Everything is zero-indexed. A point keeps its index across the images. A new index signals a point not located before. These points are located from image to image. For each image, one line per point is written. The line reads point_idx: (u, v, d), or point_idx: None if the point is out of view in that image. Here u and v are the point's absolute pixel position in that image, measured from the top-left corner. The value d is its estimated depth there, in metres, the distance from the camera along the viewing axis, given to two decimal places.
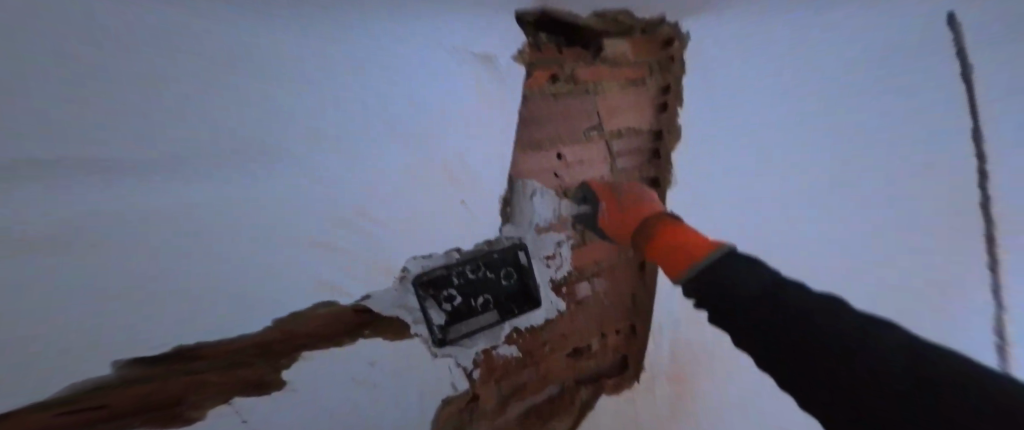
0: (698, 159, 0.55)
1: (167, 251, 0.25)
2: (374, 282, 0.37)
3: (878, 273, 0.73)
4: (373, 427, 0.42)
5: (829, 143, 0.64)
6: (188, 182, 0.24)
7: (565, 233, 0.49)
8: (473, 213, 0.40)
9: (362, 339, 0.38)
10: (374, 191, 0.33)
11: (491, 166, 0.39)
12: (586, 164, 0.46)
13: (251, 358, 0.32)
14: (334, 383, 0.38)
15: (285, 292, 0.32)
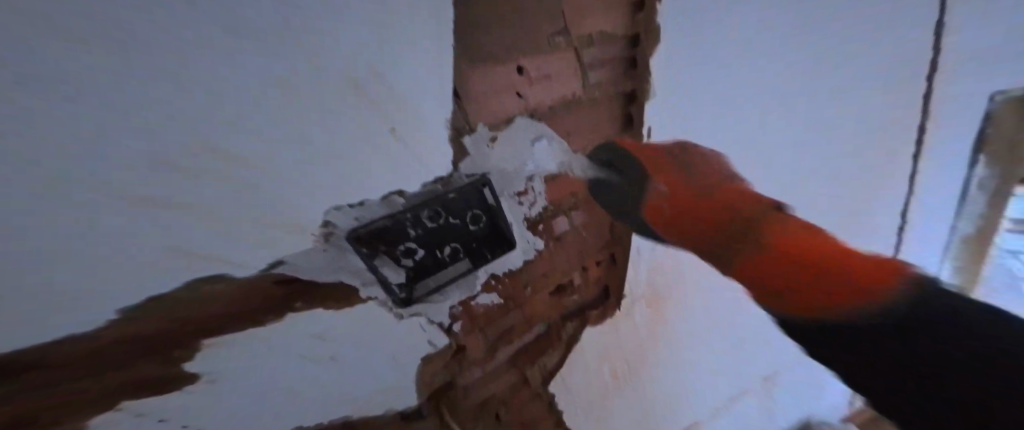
0: (690, 66, 0.52)
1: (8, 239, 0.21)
2: (288, 244, 0.33)
3: (823, 165, 0.79)
4: (335, 390, 0.42)
5: (796, 71, 0.64)
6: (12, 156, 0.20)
7: (537, 164, 0.48)
8: (414, 150, 0.36)
9: (291, 312, 0.35)
10: (263, 135, 0.27)
11: (428, 88, 0.34)
12: (552, 78, 0.45)
13: (133, 360, 0.30)
14: (276, 354, 0.36)
15: (178, 268, 0.28)
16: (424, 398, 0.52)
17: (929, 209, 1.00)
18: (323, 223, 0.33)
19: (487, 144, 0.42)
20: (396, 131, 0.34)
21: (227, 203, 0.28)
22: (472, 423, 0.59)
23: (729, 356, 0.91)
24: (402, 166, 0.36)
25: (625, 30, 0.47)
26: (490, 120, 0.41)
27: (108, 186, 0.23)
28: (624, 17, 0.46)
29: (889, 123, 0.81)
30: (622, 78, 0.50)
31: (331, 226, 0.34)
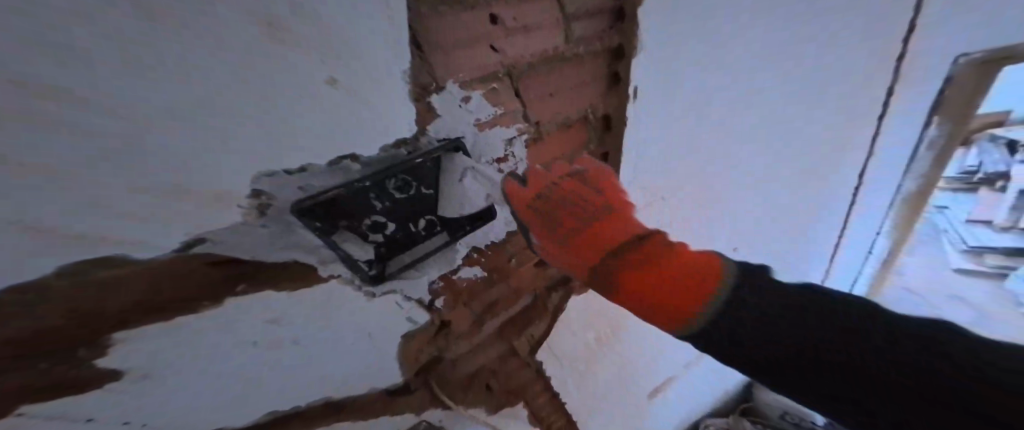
0: (691, 19, 0.47)
1: None
2: (209, 218, 0.26)
3: (793, 139, 0.76)
4: (305, 376, 0.39)
5: (786, 34, 0.58)
6: None
7: (517, 127, 0.45)
8: (367, 107, 0.30)
9: (238, 295, 0.31)
10: (166, 88, 0.21)
11: (380, 35, 0.28)
12: (530, 29, 0.39)
13: (16, 361, 0.23)
14: (230, 343, 0.32)
15: (71, 254, 0.22)
16: (410, 375, 0.50)
17: (880, 168, 0.97)
18: (253, 192, 0.28)
19: (459, 104, 0.38)
20: (339, 82, 0.28)
21: (116, 174, 0.22)
22: (463, 395, 0.58)
23: None
24: (348, 121, 0.30)
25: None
26: (462, 75, 0.36)
27: None
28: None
29: (862, 88, 0.77)
30: (608, 31, 0.45)
31: (266, 196, 0.28)
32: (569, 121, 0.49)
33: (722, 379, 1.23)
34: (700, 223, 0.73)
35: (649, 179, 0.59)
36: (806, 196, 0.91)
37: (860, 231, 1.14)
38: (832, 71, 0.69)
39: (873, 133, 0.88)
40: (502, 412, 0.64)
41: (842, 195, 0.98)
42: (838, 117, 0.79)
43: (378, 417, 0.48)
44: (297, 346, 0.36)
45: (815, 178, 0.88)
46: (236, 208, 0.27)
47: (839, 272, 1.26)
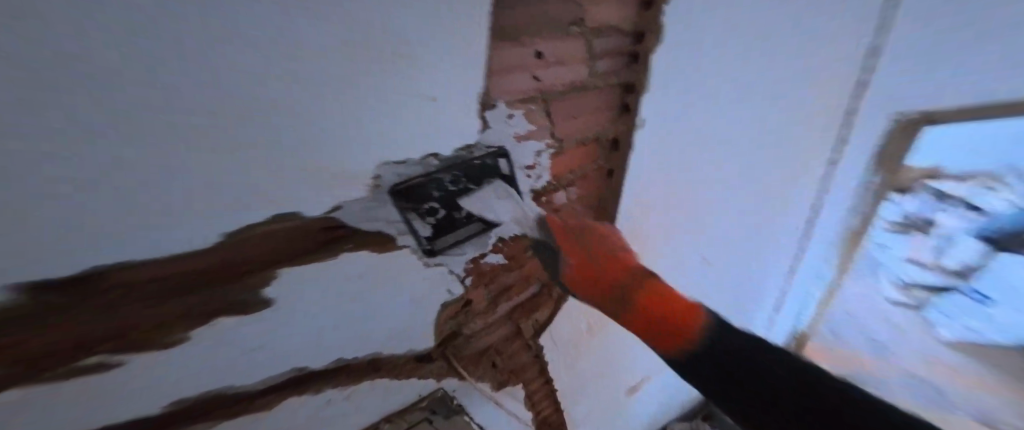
0: (681, 68, 0.58)
1: (140, 199, 0.26)
2: (344, 193, 0.37)
3: (761, 173, 0.88)
4: (366, 328, 0.48)
5: (749, 90, 0.71)
6: (156, 135, 0.24)
7: (545, 142, 0.54)
8: (453, 119, 0.40)
9: (346, 252, 0.41)
10: (326, 114, 0.32)
11: (465, 69, 0.38)
12: (564, 62, 0.49)
13: (214, 281, 0.35)
14: (326, 291, 0.42)
15: (253, 214, 0.33)
16: (435, 344, 0.59)
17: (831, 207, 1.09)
18: (375, 175, 0.38)
19: (504, 119, 0.47)
20: (436, 99, 0.38)
21: (283, 158, 0.31)
22: (473, 369, 0.67)
23: None
24: (439, 131, 0.40)
25: (631, 26, 0.52)
26: (509, 96, 0.46)
27: (208, 157, 0.27)
28: (632, 14, 0.51)
29: (813, 136, 0.91)
30: (623, 70, 0.55)
31: (378, 178, 0.38)
32: (585, 140, 0.59)
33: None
34: (680, 237, 0.84)
35: (643, 193, 0.69)
36: (771, 225, 1.02)
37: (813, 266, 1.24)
38: (790, 122, 0.83)
39: (814, 182, 1.01)
40: (504, 389, 0.73)
41: (801, 227, 1.10)
42: (795, 159, 0.92)
43: (407, 378, 0.58)
44: (362, 300, 0.45)
45: (781, 209, 1.00)
46: (362, 186, 0.38)
47: (789, 305, 1.33)
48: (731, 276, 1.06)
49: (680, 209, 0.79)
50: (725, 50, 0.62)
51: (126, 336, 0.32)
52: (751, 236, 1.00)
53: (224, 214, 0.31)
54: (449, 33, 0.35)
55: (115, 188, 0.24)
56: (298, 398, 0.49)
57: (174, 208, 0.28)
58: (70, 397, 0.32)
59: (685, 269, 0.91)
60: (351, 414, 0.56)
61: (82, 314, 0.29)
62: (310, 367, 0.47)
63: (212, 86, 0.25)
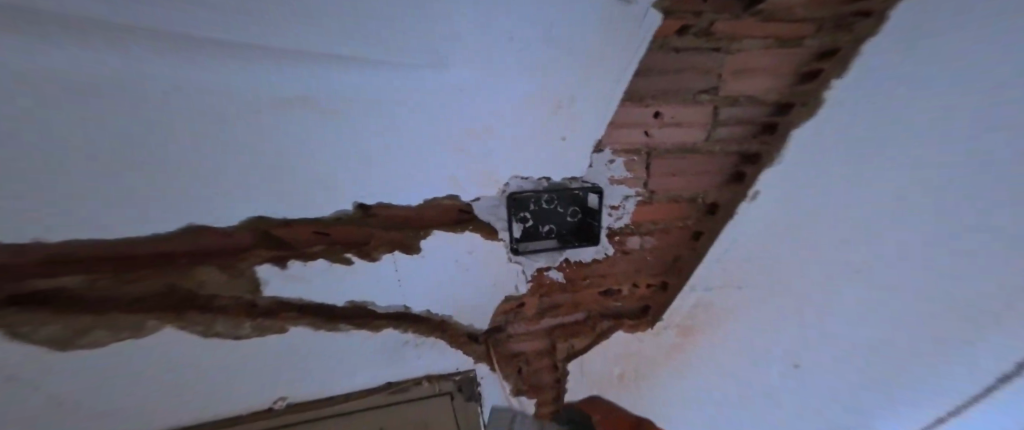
0: (808, 158, 0.56)
1: (340, 160, 0.42)
2: (485, 190, 0.50)
3: (900, 302, 0.75)
4: (448, 293, 0.59)
5: (906, 208, 0.63)
6: (356, 126, 0.40)
7: (635, 189, 0.61)
8: (568, 152, 0.49)
9: (466, 232, 0.53)
10: (470, 133, 0.44)
11: (581, 123, 0.46)
12: (682, 123, 0.55)
13: (390, 227, 0.51)
14: (436, 255, 0.54)
15: (408, 183, 0.47)
16: (484, 329, 0.68)
17: (962, 380, 0.89)
18: (506, 183, 0.50)
19: (606, 163, 0.55)
20: (564, 138, 0.48)
21: (429, 155, 0.44)
22: (504, 365, 0.75)
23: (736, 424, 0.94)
24: (559, 162, 0.50)
25: (778, 98, 0.53)
26: (616, 145, 0.54)
27: (380, 144, 0.42)
28: (783, 88, 0.52)
29: (996, 277, 0.72)
30: (750, 140, 0.58)
31: (506, 186, 0.50)
32: (678, 197, 0.64)
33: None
34: (760, 329, 0.79)
35: (731, 267, 0.69)
36: (881, 376, 0.88)
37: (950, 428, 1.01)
38: (959, 258, 0.70)
39: (978, 332, 0.81)
40: (519, 396, 0.81)
41: (933, 393, 0.92)
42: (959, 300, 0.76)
43: (455, 349, 0.67)
44: (467, 271, 0.57)
45: (924, 351, 0.84)
46: (496, 188, 0.50)
47: None
48: (832, 402, 0.92)
49: (771, 300, 0.75)
50: (879, 160, 0.57)
51: (355, 248, 0.52)
52: (844, 376, 0.88)
53: (385, 180, 0.46)
54: (568, 96, 0.43)
55: (326, 152, 0.41)
56: (390, 330, 0.61)
57: (355, 169, 0.43)
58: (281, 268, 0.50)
59: (745, 369, 0.85)
60: (410, 360, 0.66)
61: (346, 227, 0.50)
62: (411, 308, 0.60)
63: (387, 105, 0.39)
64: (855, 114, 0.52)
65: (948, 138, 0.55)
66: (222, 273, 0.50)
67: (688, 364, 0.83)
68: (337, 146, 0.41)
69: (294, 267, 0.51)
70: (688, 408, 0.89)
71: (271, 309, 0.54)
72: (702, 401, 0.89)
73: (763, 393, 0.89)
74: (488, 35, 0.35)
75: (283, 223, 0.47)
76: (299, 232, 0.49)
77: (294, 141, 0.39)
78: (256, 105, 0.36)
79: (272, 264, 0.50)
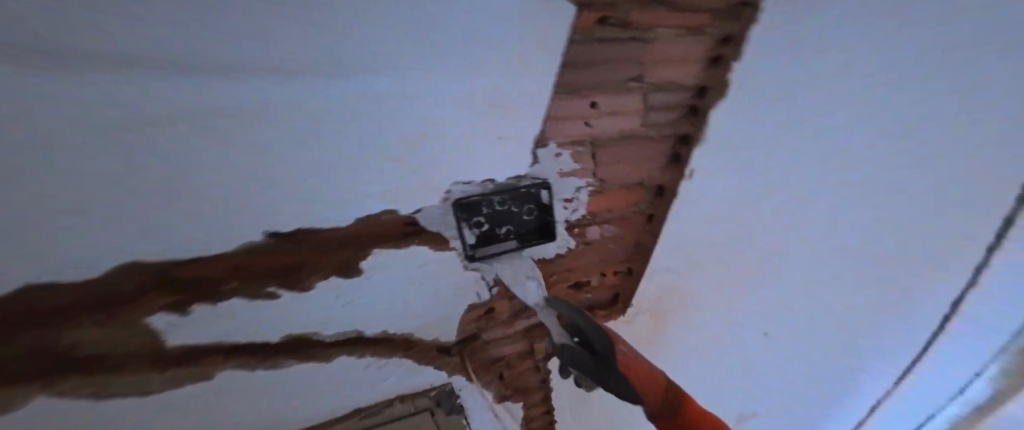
0: (732, 130, 0.60)
1: (263, 183, 0.40)
2: (422, 197, 0.49)
3: (825, 244, 0.86)
4: (409, 308, 0.58)
5: (820, 162, 0.70)
6: (275, 146, 0.38)
7: (586, 180, 0.61)
8: (507, 146, 0.50)
9: (415, 244, 0.52)
10: (401, 140, 0.43)
11: (514, 117, 0.48)
12: (617, 113, 0.56)
13: (330, 249, 0.49)
14: (390, 272, 0.53)
15: (345, 200, 0.45)
16: (455, 340, 0.67)
17: (876, 307, 1.07)
18: (448, 190, 0.48)
19: (553, 157, 0.55)
20: (501, 134, 0.48)
21: (364, 168, 0.43)
22: (483, 373, 0.74)
23: (710, 380, 1.06)
24: (499, 161, 0.50)
25: (693, 81, 0.56)
26: (560, 139, 0.54)
27: (307, 163, 0.40)
28: (697, 71, 0.55)
29: (893, 210, 0.85)
30: (681, 121, 0.60)
31: (449, 192, 0.49)
32: (628, 184, 0.65)
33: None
34: (717, 297, 0.87)
35: (685, 245, 0.74)
36: (818, 313, 1.02)
37: (886, 354, 1.20)
38: (866, 200, 0.80)
39: (886, 267, 0.98)
40: (505, 402, 0.79)
41: (861, 322, 1.09)
42: (869, 236, 0.88)
43: (427, 365, 0.66)
44: (422, 284, 0.56)
45: (847, 285, 0.98)
46: (438, 196, 0.49)
47: (853, 392, 1.27)
48: (787, 346, 1.07)
49: (724, 269, 0.82)
50: (792, 126, 0.63)
51: (283, 276, 0.48)
52: (780, 319, 0.99)
53: (320, 200, 0.44)
54: (491, 90, 0.44)
55: (248, 177, 0.38)
56: (347, 356, 0.58)
57: (283, 191, 0.41)
58: (210, 307, 0.46)
59: (704, 329, 0.93)
60: (378, 383, 0.64)
61: (270, 255, 0.46)
62: (365, 331, 0.57)
63: (306, 121, 0.37)
64: (766, 84, 0.57)
65: (842, 97, 0.62)
66: (116, 329, 0.43)
67: (665, 338, 0.91)
68: (266, 168, 0.39)
69: (201, 310, 0.45)
70: (666, 376, 0.99)
71: (189, 356, 0.48)
72: (678, 367, 0.99)
73: (728, 349, 1.00)
74: (411, 38, 0.36)
75: (188, 259, 0.42)
76: (211, 268, 0.44)
77: (206, 168, 0.36)
78: (167, 133, 0.33)
79: (173, 311, 0.44)
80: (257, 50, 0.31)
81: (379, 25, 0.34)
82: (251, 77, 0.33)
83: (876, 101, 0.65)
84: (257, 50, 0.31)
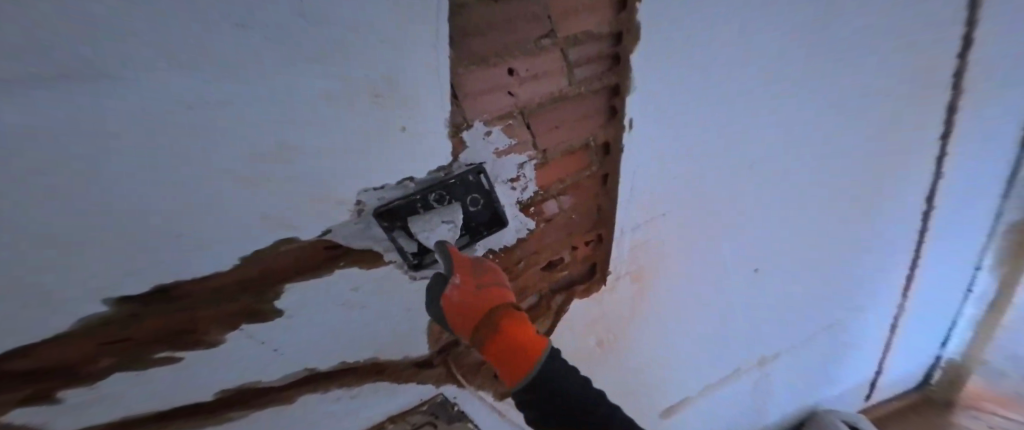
0: (662, 74, 0.58)
1: (142, 250, 0.34)
2: (331, 217, 0.43)
3: (789, 174, 0.85)
4: (367, 334, 0.55)
5: (759, 94, 0.69)
6: (135, 209, 0.31)
7: (527, 154, 0.58)
8: (423, 141, 0.44)
9: (340, 268, 0.48)
10: (294, 167, 0.37)
11: (422, 113, 0.42)
12: (539, 76, 0.52)
13: (237, 294, 0.43)
14: (331, 303, 0.50)
15: (251, 245, 0.40)
16: (433, 351, 0.64)
17: (855, 225, 1.07)
18: (356, 201, 0.44)
19: (483, 137, 0.51)
20: (406, 128, 0.42)
21: (260, 207, 0.38)
22: (473, 376, 0.71)
23: (706, 326, 1.07)
24: (415, 160, 0.45)
25: (608, 30, 0.53)
26: (486, 116, 0.50)
27: (185, 217, 0.34)
28: (609, 17, 0.52)
29: (846, 126, 0.85)
30: (607, 73, 0.57)
31: (361, 204, 0.44)
32: (572, 148, 0.62)
33: (747, 415, 1.46)
34: (693, 247, 0.86)
35: (646, 198, 0.72)
36: (798, 243, 1.02)
37: (871, 266, 1.22)
38: (814, 121, 0.80)
39: (856, 184, 0.97)
40: (506, 398, 0.77)
41: (841, 242, 1.10)
42: (829, 156, 0.88)
43: (406, 383, 0.63)
44: (361, 310, 0.52)
45: (822, 210, 0.98)
46: (345, 210, 0.44)
47: (845, 307, 1.30)
48: (773, 278, 1.07)
49: (693, 215, 0.80)
50: (722, 63, 0.61)
51: (174, 340, 0.42)
52: (760, 251, 0.98)
53: (223, 251, 0.39)
54: (382, 87, 0.38)
55: (118, 248, 0.33)
56: (312, 394, 0.55)
57: (171, 253, 0.36)
58: (89, 387, 0.39)
59: (689, 278, 0.92)
60: (359, 413, 0.61)
61: (141, 322, 0.39)
62: (319, 367, 0.54)
63: (161, 172, 0.31)
64: (686, 20, 0.54)
65: (762, 24, 0.61)
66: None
67: (651, 298, 0.90)
68: (136, 238, 0.33)
69: (72, 396, 0.39)
70: (661, 333, 1.00)
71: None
72: (671, 323, 1.00)
73: (716, 293, 1.01)
74: (260, 50, 0.30)
75: (9, 355, 0.33)
76: (56, 354, 0.36)
77: (57, 251, 0.30)
78: None
79: (31, 405, 0.37)
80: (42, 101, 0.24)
81: (211, 40, 0.28)
82: (54, 145, 0.26)
83: (797, 22, 0.64)
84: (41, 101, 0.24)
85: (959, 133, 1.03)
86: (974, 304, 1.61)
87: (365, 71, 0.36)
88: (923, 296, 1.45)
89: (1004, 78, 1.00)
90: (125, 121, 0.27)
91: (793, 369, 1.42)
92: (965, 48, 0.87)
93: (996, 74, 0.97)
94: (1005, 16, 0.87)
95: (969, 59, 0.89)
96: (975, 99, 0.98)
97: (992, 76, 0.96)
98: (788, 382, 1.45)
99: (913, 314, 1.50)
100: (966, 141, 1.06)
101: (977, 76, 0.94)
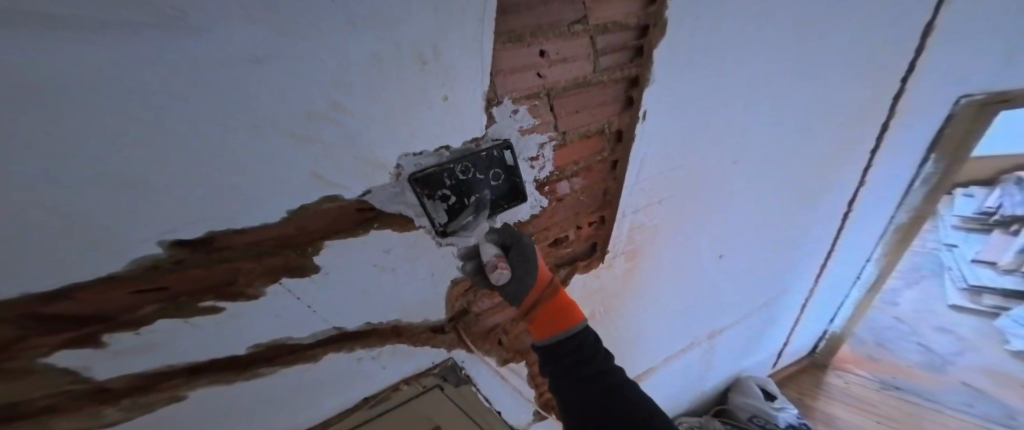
0: (679, 65, 0.59)
1: (184, 197, 0.34)
2: (370, 179, 0.45)
3: (767, 168, 0.91)
4: (387, 295, 0.57)
5: (756, 92, 0.72)
6: (185, 152, 0.32)
7: (548, 134, 0.59)
8: (456, 109, 0.45)
9: (372, 231, 0.49)
10: (340, 127, 0.38)
11: (458, 85, 0.43)
12: (567, 60, 0.53)
13: (276, 249, 0.45)
14: (359, 264, 0.52)
15: (292, 200, 0.41)
16: (446, 317, 0.67)
17: (807, 215, 1.16)
18: (396, 165, 0.45)
19: (510, 114, 0.52)
20: (447, 99, 0.44)
21: (302, 163, 0.39)
22: (480, 342, 0.75)
23: (679, 304, 1.13)
24: (450, 128, 0.47)
25: (636, 21, 0.54)
26: (514, 94, 0.51)
27: (232, 166, 0.35)
28: (639, 9, 0.53)
29: (817, 126, 0.90)
30: (629, 64, 0.58)
31: (400, 168, 0.46)
32: (589, 132, 0.63)
33: (692, 381, 1.60)
34: (681, 232, 0.91)
35: (649, 184, 0.75)
36: (763, 232, 1.10)
37: (811, 251, 1.33)
38: (797, 121, 0.85)
39: (816, 180, 1.06)
40: (509, 365, 0.81)
41: (797, 230, 1.19)
42: (800, 155, 0.94)
43: (421, 346, 0.66)
44: (393, 272, 0.55)
45: (786, 202, 1.06)
46: (387, 174, 0.46)
47: (790, 289, 1.44)
48: (741, 262, 1.16)
49: (688, 202, 0.85)
50: (730, 61, 0.64)
51: (215, 290, 0.43)
52: (729, 239, 1.04)
53: (263, 204, 0.39)
54: (426, 60, 0.39)
55: (161, 193, 0.33)
56: (337, 354, 0.57)
57: (211, 202, 0.36)
58: (133, 332, 0.40)
59: (672, 263, 0.97)
60: (375, 374, 0.64)
61: (181, 272, 0.40)
62: (347, 327, 0.57)
63: (212, 118, 0.32)
64: (707, 16, 0.56)
65: (770, 25, 0.63)
66: (31, 374, 0.38)
67: (641, 277, 0.95)
68: (183, 183, 0.33)
69: (116, 340, 0.40)
70: (645, 311, 1.06)
71: (142, 385, 0.44)
72: (654, 302, 1.05)
73: (694, 275, 1.07)
74: (320, 7, 0.31)
75: (57, 294, 0.34)
76: (101, 297, 0.37)
77: (104, 192, 0.31)
78: (36, 165, 0.27)
79: (77, 347, 0.38)
80: (114, 32, 0.25)
81: None
82: (120, 79, 0.27)
83: (799, 27, 0.67)
84: (114, 34, 0.25)
85: (893, 145, 1.12)
86: (857, 287, 1.70)
87: (412, 38, 0.37)
88: (833, 277, 1.55)
89: (942, 98, 1.05)
90: (195, 58, 0.28)
91: (737, 342, 1.53)
92: (912, 71, 0.92)
93: (935, 94, 1.02)
94: (973, 37, 0.92)
95: (916, 79, 0.94)
96: (926, 111, 1.06)
97: (931, 95, 1.02)
98: (730, 354, 1.58)
99: (817, 297, 1.61)
100: (895, 151, 1.14)
101: (923, 95, 1.00)
